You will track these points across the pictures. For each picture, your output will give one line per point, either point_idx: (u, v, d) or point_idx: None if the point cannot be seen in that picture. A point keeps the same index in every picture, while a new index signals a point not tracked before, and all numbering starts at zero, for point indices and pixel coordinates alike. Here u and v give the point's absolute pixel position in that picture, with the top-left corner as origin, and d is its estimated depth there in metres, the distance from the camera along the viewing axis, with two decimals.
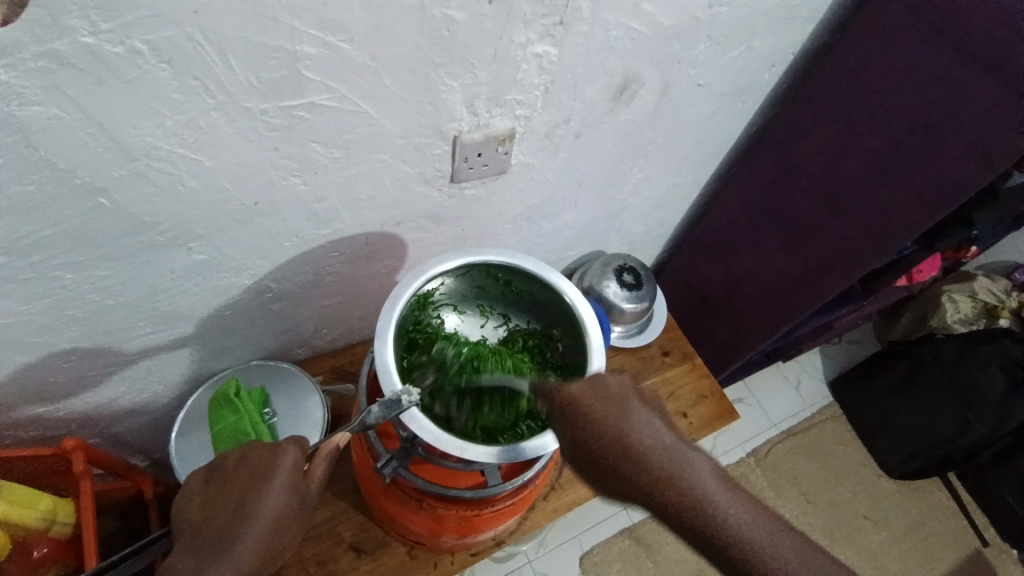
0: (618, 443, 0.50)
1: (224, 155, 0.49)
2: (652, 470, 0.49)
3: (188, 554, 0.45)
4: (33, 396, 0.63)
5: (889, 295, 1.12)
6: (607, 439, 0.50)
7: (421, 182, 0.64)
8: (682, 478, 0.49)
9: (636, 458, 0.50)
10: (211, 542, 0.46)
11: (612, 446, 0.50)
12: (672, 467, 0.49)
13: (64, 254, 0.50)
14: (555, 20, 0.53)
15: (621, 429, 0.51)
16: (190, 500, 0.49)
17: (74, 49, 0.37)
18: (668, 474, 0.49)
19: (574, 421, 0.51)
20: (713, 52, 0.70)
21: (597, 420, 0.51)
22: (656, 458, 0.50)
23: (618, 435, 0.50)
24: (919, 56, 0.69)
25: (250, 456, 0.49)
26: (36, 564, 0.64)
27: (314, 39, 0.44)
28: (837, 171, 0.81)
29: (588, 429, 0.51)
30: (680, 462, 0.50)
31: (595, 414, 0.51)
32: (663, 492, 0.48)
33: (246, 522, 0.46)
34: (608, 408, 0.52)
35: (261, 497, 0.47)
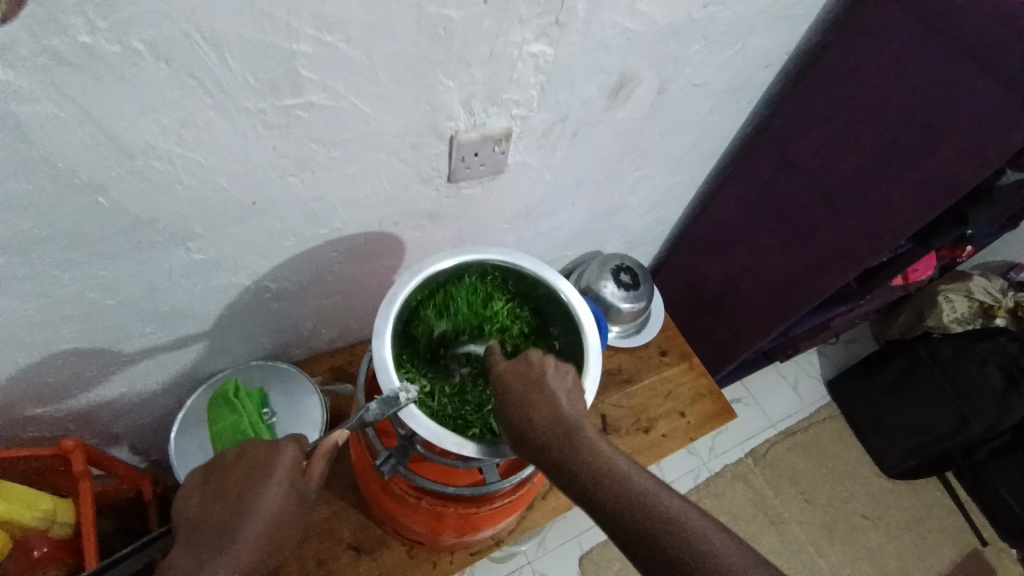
0: (559, 441, 0.48)
1: (222, 153, 0.50)
2: (594, 470, 0.46)
3: (187, 552, 0.45)
4: (31, 396, 0.63)
5: (886, 294, 1.12)
6: (548, 435, 0.48)
7: (419, 181, 0.64)
8: (626, 484, 0.46)
9: (580, 457, 0.47)
10: (208, 542, 0.46)
11: (554, 443, 0.48)
12: (616, 471, 0.46)
13: (63, 252, 0.50)
14: (550, 20, 0.54)
15: (565, 426, 0.49)
16: (188, 499, 0.49)
17: (72, 48, 0.38)
18: (610, 476, 0.46)
19: (517, 412, 0.49)
20: (708, 51, 0.70)
21: (540, 416, 0.49)
22: (598, 459, 0.47)
23: (560, 431, 0.48)
24: (915, 55, 0.69)
25: (249, 454, 0.49)
26: (35, 564, 0.64)
27: (311, 37, 0.44)
28: (834, 170, 0.82)
29: (530, 423, 0.49)
30: (624, 467, 0.47)
31: (537, 408, 0.49)
32: (605, 497, 0.45)
33: (244, 520, 0.46)
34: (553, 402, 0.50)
35: (258, 495, 0.47)
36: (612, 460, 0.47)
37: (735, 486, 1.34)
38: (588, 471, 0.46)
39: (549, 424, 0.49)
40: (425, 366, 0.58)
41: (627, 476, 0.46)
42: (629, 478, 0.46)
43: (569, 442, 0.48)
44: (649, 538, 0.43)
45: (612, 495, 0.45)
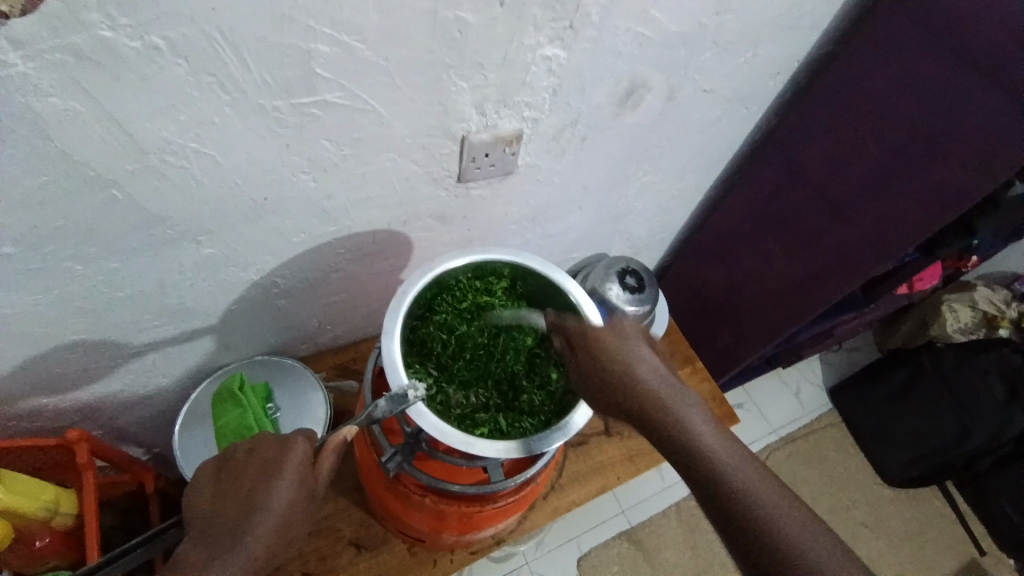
0: (643, 404, 0.52)
1: (236, 151, 0.50)
2: (678, 436, 0.50)
3: (200, 547, 0.45)
4: (39, 388, 0.64)
5: (890, 302, 1.12)
6: (630, 397, 0.52)
7: (428, 182, 0.64)
8: (709, 456, 0.49)
9: (663, 423, 0.51)
10: (221, 533, 0.46)
11: (639, 405, 0.52)
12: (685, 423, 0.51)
13: (74, 245, 0.51)
14: (564, 24, 0.54)
15: (648, 392, 0.53)
16: (201, 490, 0.49)
17: (93, 44, 0.38)
18: (694, 446, 0.50)
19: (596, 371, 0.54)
20: (719, 58, 0.71)
21: (620, 376, 0.53)
22: (659, 402, 0.52)
23: (644, 395, 0.52)
24: (923, 67, 0.70)
25: (261, 449, 0.50)
26: (37, 555, 0.64)
27: (327, 38, 0.45)
28: (840, 177, 0.82)
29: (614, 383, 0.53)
30: (707, 436, 0.50)
31: (618, 370, 0.54)
32: (687, 462, 0.50)
33: (256, 516, 0.46)
34: (632, 366, 0.54)
35: (271, 492, 0.47)
36: (697, 430, 0.50)
37: None
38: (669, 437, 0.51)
39: (633, 385, 0.53)
40: (431, 361, 0.59)
41: (712, 447, 0.50)
42: (711, 450, 0.50)
43: (653, 406, 0.52)
44: (731, 510, 0.47)
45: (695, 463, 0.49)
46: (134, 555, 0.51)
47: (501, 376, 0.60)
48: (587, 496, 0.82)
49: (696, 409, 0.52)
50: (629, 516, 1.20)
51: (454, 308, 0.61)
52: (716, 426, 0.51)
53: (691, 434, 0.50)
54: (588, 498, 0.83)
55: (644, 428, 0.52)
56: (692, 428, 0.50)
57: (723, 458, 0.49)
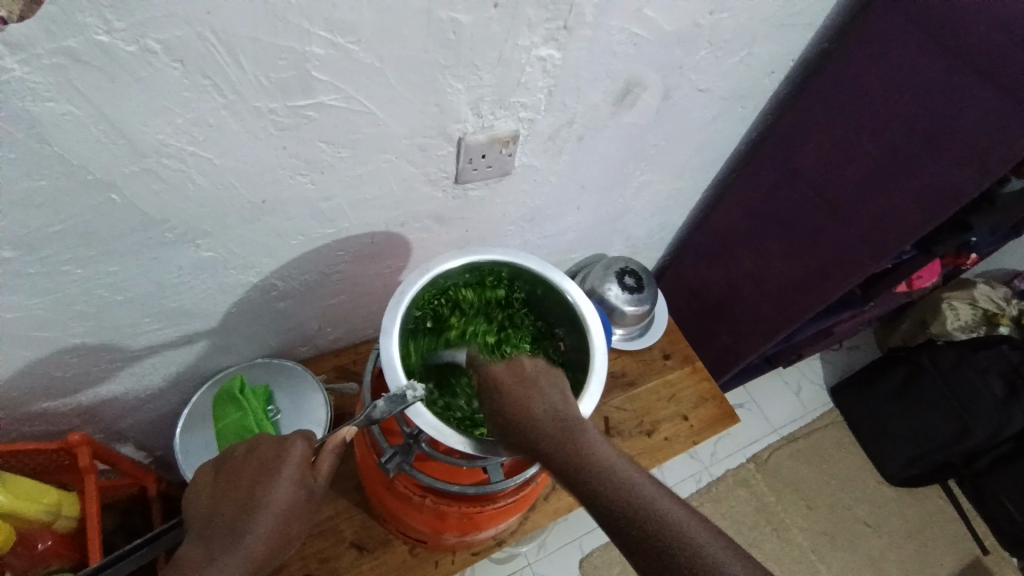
0: (601, 482, 0.46)
1: (233, 153, 0.50)
2: (646, 517, 0.44)
3: (198, 546, 0.46)
4: (39, 391, 0.64)
5: (888, 301, 1.12)
6: (585, 473, 0.46)
7: (426, 182, 0.65)
8: (682, 540, 0.43)
9: (625, 505, 0.44)
10: (221, 534, 0.46)
11: (596, 486, 0.46)
12: (596, 459, 0.47)
13: (73, 248, 0.51)
14: (558, 24, 0.55)
15: (580, 452, 0.48)
16: (199, 492, 0.49)
17: (89, 47, 0.38)
18: (665, 530, 0.43)
19: (546, 447, 0.48)
20: (714, 57, 0.71)
21: (570, 448, 0.48)
22: (569, 440, 0.48)
23: (603, 471, 0.46)
24: (918, 64, 0.70)
25: (259, 450, 0.50)
26: (38, 559, 0.64)
27: (323, 40, 0.45)
28: (837, 175, 0.82)
29: (566, 458, 0.47)
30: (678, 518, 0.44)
31: (572, 445, 0.48)
32: (660, 551, 0.43)
33: (253, 516, 0.46)
34: (585, 437, 0.49)
35: (268, 491, 0.47)
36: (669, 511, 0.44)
37: (737, 491, 1.34)
38: (634, 521, 0.44)
39: (588, 459, 0.47)
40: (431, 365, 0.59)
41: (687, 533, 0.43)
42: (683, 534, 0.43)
43: (613, 484, 0.46)
44: None
45: (669, 549, 0.42)
46: (139, 554, 0.52)
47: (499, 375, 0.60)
48: None
49: (661, 489, 0.46)
50: None
51: (452, 311, 0.62)
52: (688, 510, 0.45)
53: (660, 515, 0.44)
54: None
55: (606, 514, 0.45)
56: (661, 507, 0.44)
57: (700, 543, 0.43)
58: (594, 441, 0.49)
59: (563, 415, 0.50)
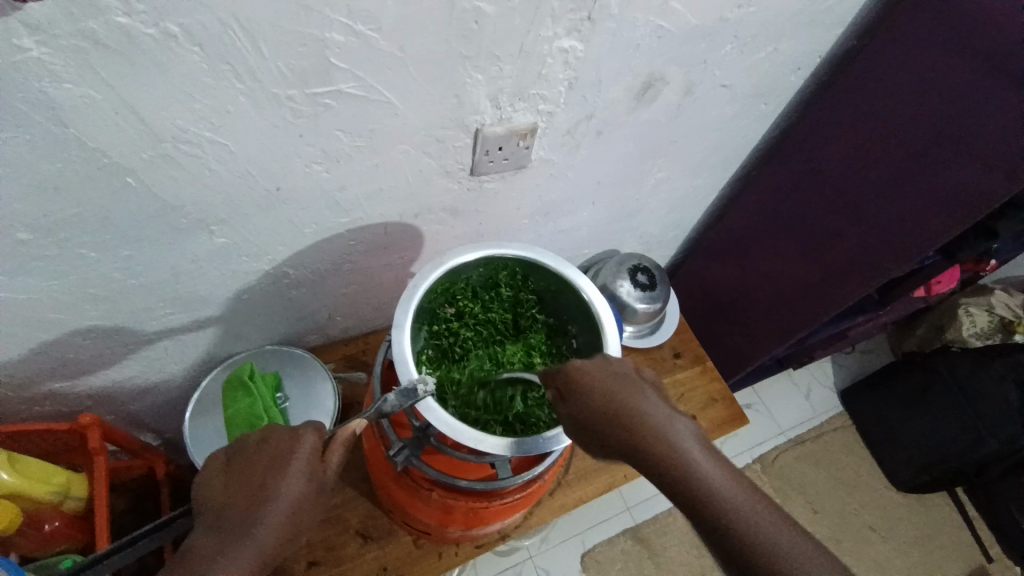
0: (671, 468, 0.47)
1: (250, 140, 0.50)
2: (714, 503, 0.45)
3: (213, 538, 0.45)
4: (52, 373, 0.64)
5: (905, 306, 1.11)
6: (655, 460, 0.47)
7: (442, 174, 0.64)
8: (750, 526, 0.44)
9: (694, 490, 0.46)
10: (231, 525, 0.46)
11: (665, 471, 0.47)
12: (687, 464, 0.47)
13: (88, 232, 0.51)
14: (583, 16, 0.53)
15: (670, 457, 0.47)
16: (210, 480, 0.49)
17: (109, 29, 0.38)
18: (733, 515, 0.45)
19: (616, 434, 0.49)
20: (739, 53, 0.69)
21: (640, 435, 0.48)
22: (661, 444, 0.48)
23: (674, 457, 0.47)
24: (948, 65, 0.68)
25: (271, 441, 0.50)
26: (46, 539, 0.65)
27: (344, 27, 0.44)
28: (859, 178, 0.80)
29: (636, 444, 0.48)
30: (745, 504, 0.45)
31: (641, 431, 0.48)
32: (726, 534, 0.45)
33: (264, 507, 0.47)
34: (654, 424, 0.49)
35: (280, 484, 0.47)
36: (736, 497, 0.46)
37: None
38: (703, 504, 0.46)
39: (659, 446, 0.48)
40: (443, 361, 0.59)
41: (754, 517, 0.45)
42: (750, 520, 0.45)
43: (683, 471, 0.47)
44: None
45: (737, 534, 0.44)
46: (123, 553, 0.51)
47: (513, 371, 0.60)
48: (593, 494, 0.82)
49: (728, 474, 0.47)
50: (634, 514, 1.20)
51: (460, 307, 0.61)
52: (755, 492, 0.47)
53: (728, 501, 0.45)
54: (594, 495, 0.82)
55: (674, 495, 0.47)
56: (728, 492, 0.46)
57: (766, 528, 0.44)
58: (663, 428, 0.49)
59: (632, 403, 0.50)
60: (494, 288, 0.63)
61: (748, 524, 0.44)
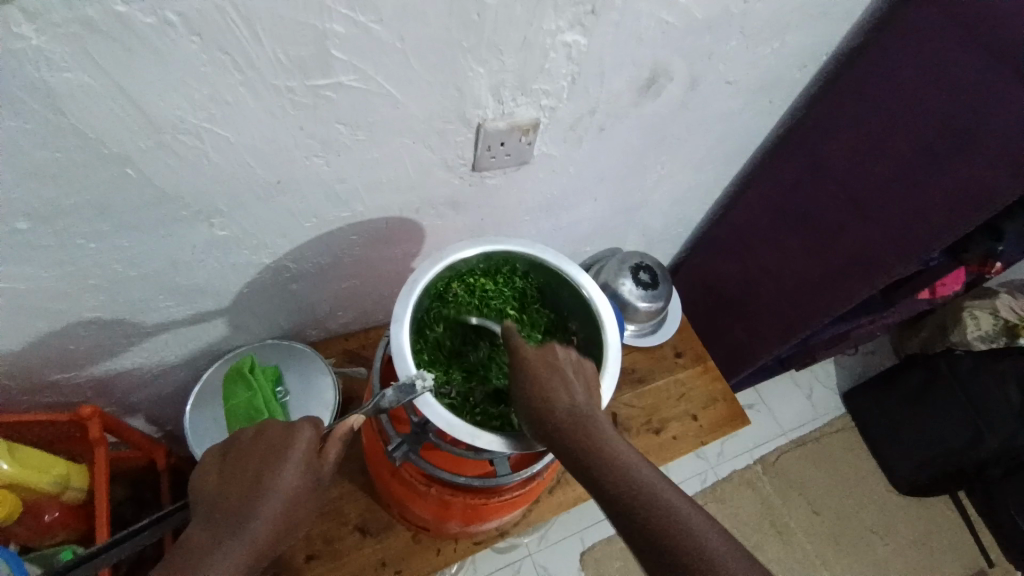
0: (616, 476, 0.45)
1: (249, 131, 0.49)
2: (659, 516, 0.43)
3: (205, 531, 0.45)
4: (52, 363, 0.64)
5: (909, 307, 1.10)
6: (593, 463, 0.46)
7: (443, 168, 0.64)
8: (710, 557, 0.41)
9: (638, 501, 0.44)
10: (228, 517, 0.46)
11: (610, 480, 0.45)
12: (617, 462, 0.46)
13: (87, 222, 0.51)
14: (586, 9, 0.53)
15: (602, 453, 0.46)
16: (207, 472, 0.49)
17: (107, 17, 0.37)
18: (677, 529, 0.42)
19: (563, 438, 0.47)
20: (744, 48, 0.68)
21: (588, 440, 0.47)
22: (594, 440, 0.47)
23: (621, 466, 0.45)
24: (958, 62, 0.68)
25: (266, 434, 0.49)
26: (45, 529, 0.65)
27: (344, 18, 0.44)
28: (865, 175, 0.79)
29: (582, 450, 0.46)
30: (693, 520, 0.43)
31: (584, 434, 0.47)
32: (668, 551, 0.41)
33: (260, 499, 0.46)
34: (606, 433, 0.48)
35: (276, 476, 0.47)
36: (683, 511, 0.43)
37: (742, 492, 1.33)
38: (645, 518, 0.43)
39: (605, 453, 0.46)
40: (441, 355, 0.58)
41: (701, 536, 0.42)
42: (695, 537, 0.42)
43: (629, 480, 0.45)
44: None
45: (678, 552, 0.41)
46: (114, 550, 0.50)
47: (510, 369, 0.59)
48: (592, 492, 0.82)
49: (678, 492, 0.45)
50: None
51: (462, 299, 0.60)
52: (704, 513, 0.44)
53: (675, 516, 0.43)
54: (593, 493, 0.82)
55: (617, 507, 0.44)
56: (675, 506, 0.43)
57: (713, 545, 0.42)
58: (613, 439, 0.47)
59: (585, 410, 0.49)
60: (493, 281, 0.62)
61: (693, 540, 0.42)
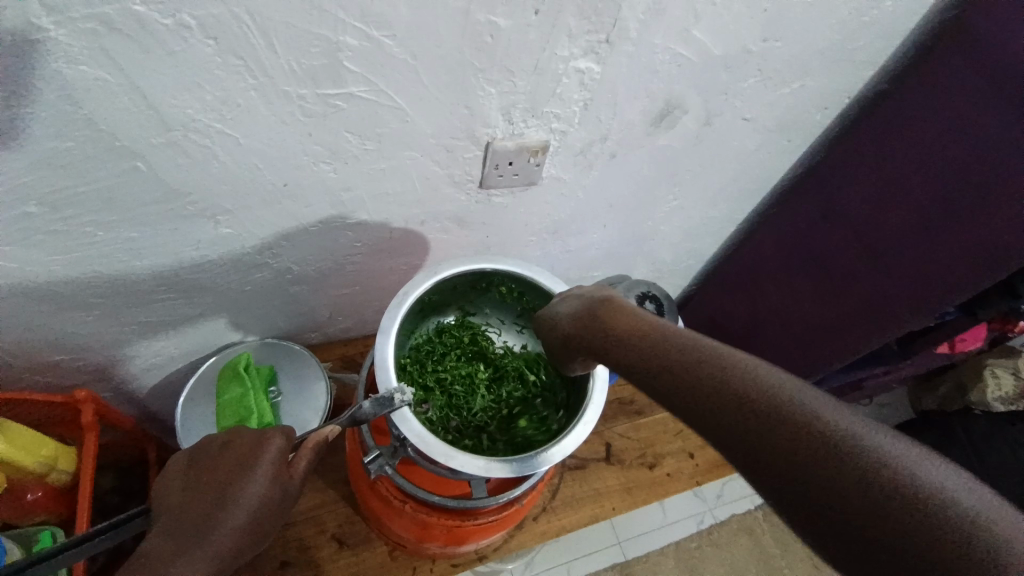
0: (709, 379, 0.41)
1: (258, 133, 0.50)
2: (782, 419, 0.37)
3: (165, 540, 0.45)
4: (52, 345, 0.65)
5: (926, 362, 1.05)
6: (642, 340, 0.46)
7: (449, 184, 0.64)
8: (774, 394, 0.39)
9: (749, 407, 0.39)
10: (189, 528, 0.45)
11: (699, 382, 0.41)
12: (669, 337, 0.45)
13: (96, 211, 0.52)
14: (600, 37, 0.53)
15: (650, 332, 0.47)
16: (173, 481, 0.49)
17: (124, 15, 0.38)
18: (710, 362, 0.42)
19: (651, 365, 0.44)
20: (763, 86, 0.68)
21: (677, 359, 0.43)
22: (642, 327, 0.47)
23: (721, 373, 0.41)
24: (980, 114, 0.66)
25: (237, 443, 0.50)
26: (27, 508, 0.66)
27: (357, 32, 0.45)
28: (880, 221, 0.77)
29: (665, 364, 0.44)
30: (826, 413, 0.38)
31: (629, 321, 0.48)
32: (774, 429, 0.37)
33: (225, 511, 0.46)
34: (700, 349, 0.44)
35: (241, 488, 0.46)
36: (813, 405, 0.38)
37: (740, 538, 1.21)
38: (751, 414, 0.38)
39: (697, 368, 0.42)
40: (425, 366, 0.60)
41: (852, 441, 0.36)
42: (838, 433, 0.36)
43: (734, 385, 0.40)
44: (798, 432, 0.37)
45: (741, 393, 0.39)
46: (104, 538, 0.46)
47: (479, 384, 0.62)
48: (577, 523, 0.80)
49: (798, 385, 0.40)
50: (625, 549, 1.13)
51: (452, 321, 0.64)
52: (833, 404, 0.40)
53: (802, 411, 0.38)
54: (578, 525, 0.80)
55: (718, 420, 0.40)
56: (795, 401, 0.38)
57: (843, 429, 0.36)
58: (711, 351, 0.43)
59: (668, 332, 0.46)
60: (482, 293, 0.63)
61: (815, 422, 0.37)
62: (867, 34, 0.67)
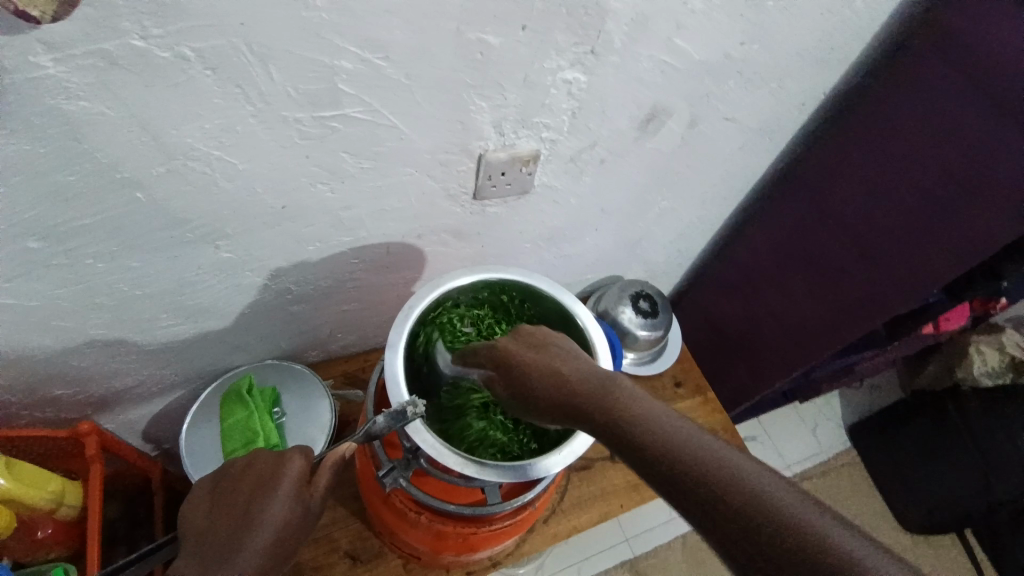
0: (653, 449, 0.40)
1: (258, 159, 0.51)
2: (774, 526, 0.34)
3: (191, 562, 0.45)
4: (54, 379, 0.65)
5: (913, 344, 1.08)
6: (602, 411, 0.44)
7: (445, 198, 0.65)
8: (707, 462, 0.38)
9: (752, 513, 0.35)
10: (219, 547, 0.46)
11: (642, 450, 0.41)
12: (626, 409, 0.43)
13: (97, 243, 0.52)
14: (586, 49, 0.55)
15: (616, 405, 0.44)
16: (196, 503, 0.49)
17: (125, 50, 0.39)
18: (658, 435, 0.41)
19: (636, 453, 0.41)
20: (744, 88, 0.70)
21: (626, 431, 0.42)
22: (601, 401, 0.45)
23: (710, 472, 0.37)
24: (951, 107, 0.69)
25: (258, 464, 0.50)
26: (38, 545, 0.65)
27: (354, 55, 0.46)
28: (863, 214, 0.80)
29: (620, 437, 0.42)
30: (760, 482, 0.36)
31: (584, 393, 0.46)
32: (709, 491, 0.37)
33: (249, 529, 0.46)
34: (686, 438, 0.40)
35: (264, 505, 0.47)
36: (797, 508, 0.35)
37: None
38: (690, 477, 0.38)
39: (688, 459, 0.39)
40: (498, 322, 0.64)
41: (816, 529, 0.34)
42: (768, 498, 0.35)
43: (721, 486, 0.37)
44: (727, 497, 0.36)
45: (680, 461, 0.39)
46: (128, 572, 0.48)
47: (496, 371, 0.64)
48: (587, 523, 0.81)
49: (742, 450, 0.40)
50: (633, 545, 1.15)
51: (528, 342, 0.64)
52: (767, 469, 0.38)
53: (754, 482, 0.36)
54: (587, 525, 0.81)
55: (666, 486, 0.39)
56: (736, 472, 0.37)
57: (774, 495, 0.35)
58: (703, 442, 0.40)
59: (657, 419, 0.42)
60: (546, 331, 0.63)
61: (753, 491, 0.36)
62: (839, 35, 0.70)
